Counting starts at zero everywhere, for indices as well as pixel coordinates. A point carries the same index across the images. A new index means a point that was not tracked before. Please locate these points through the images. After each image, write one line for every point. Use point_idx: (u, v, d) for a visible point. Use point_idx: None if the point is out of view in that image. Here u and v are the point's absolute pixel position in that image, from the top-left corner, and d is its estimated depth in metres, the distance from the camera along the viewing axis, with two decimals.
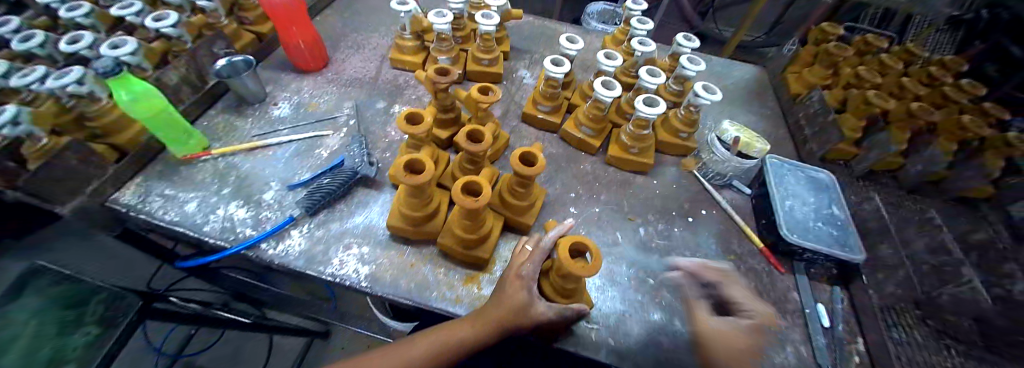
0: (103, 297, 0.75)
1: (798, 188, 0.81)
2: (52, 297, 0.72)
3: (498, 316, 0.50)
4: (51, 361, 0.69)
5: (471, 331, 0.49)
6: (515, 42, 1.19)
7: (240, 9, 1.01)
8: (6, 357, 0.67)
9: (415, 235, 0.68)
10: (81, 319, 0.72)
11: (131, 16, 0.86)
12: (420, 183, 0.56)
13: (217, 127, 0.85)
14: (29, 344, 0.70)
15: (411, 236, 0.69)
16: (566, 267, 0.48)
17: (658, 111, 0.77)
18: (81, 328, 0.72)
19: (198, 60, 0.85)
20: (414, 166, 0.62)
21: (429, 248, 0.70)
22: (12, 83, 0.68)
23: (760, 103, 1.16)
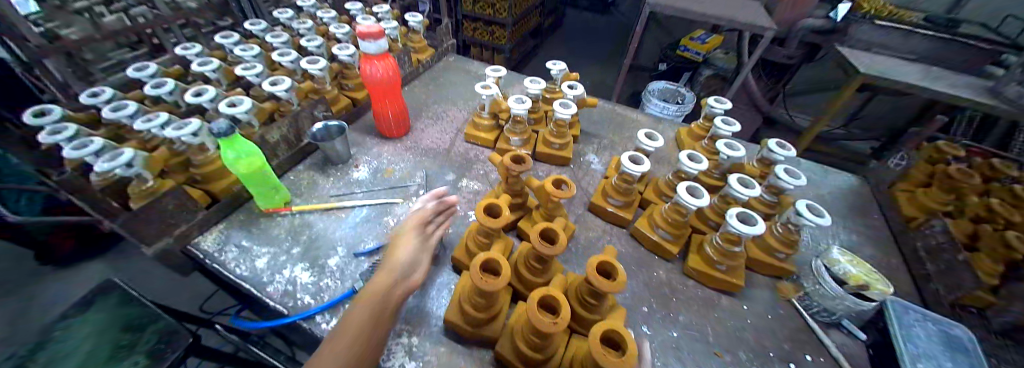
0: (159, 326, 0.73)
1: (933, 347, 0.64)
2: (118, 320, 0.73)
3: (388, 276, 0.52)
4: None
5: (367, 294, 0.49)
6: (584, 126, 1.20)
7: (342, 76, 1.13)
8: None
9: (471, 336, 0.62)
10: (132, 346, 0.70)
11: (252, 76, 0.98)
12: (496, 289, 0.52)
13: (302, 184, 0.91)
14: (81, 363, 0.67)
15: (468, 337, 0.63)
16: (599, 359, 0.48)
17: (757, 231, 0.67)
18: (131, 356, 0.68)
19: (300, 120, 0.93)
20: (489, 265, 0.60)
21: (483, 352, 0.63)
22: (137, 126, 0.78)
23: (860, 221, 1.02)
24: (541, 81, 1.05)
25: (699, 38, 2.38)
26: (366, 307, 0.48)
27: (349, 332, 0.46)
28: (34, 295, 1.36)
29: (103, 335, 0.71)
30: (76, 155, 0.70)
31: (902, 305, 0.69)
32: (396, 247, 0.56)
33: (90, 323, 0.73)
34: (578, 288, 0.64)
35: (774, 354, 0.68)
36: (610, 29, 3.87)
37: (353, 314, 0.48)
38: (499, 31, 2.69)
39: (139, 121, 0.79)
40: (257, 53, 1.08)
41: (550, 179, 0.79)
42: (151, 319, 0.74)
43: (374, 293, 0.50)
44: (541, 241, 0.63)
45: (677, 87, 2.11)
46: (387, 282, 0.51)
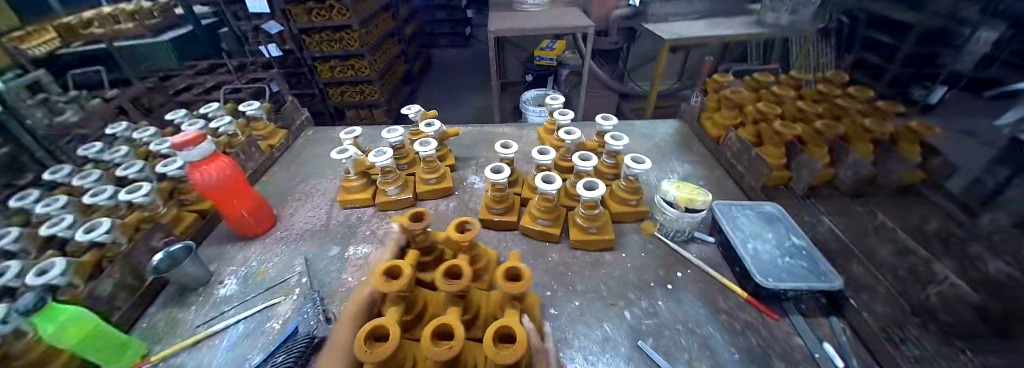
0: None
1: (755, 227, 0.84)
2: None
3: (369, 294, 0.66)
4: None
5: (350, 313, 0.62)
6: (459, 153, 1.27)
7: (179, 192, 1.01)
8: None
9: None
10: None
11: (60, 231, 0.83)
12: (385, 357, 0.51)
13: (157, 328, 0.77)
14: None
15: None
16: (489, 356, 0.49)
17: (599, 193, 0.79)
18: None
19: (134, 257, 0.80)
20: (378, 332, 0.57)
21: None
22: None
23: (691, 151, 1.27)
24: (398, 129, 1.09)
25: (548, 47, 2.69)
26: (351, 321, 0.61)
27: (339, 343, 0.57)
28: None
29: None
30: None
31: (728, 204, 0.89)
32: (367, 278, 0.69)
33: None
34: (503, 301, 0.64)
35: (655, 282, 0.80)
36: (476, 58, 4.21)
37: (339, 330, 0.59)
38: (367, 88, 2.71)
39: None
40: (61, 202, 0.91)
41: (455, 223, 0.78)
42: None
43: (354, 311, 0.62)
44: (445, 278, 0.65)
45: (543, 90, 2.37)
46: (366, 301, 0.65)
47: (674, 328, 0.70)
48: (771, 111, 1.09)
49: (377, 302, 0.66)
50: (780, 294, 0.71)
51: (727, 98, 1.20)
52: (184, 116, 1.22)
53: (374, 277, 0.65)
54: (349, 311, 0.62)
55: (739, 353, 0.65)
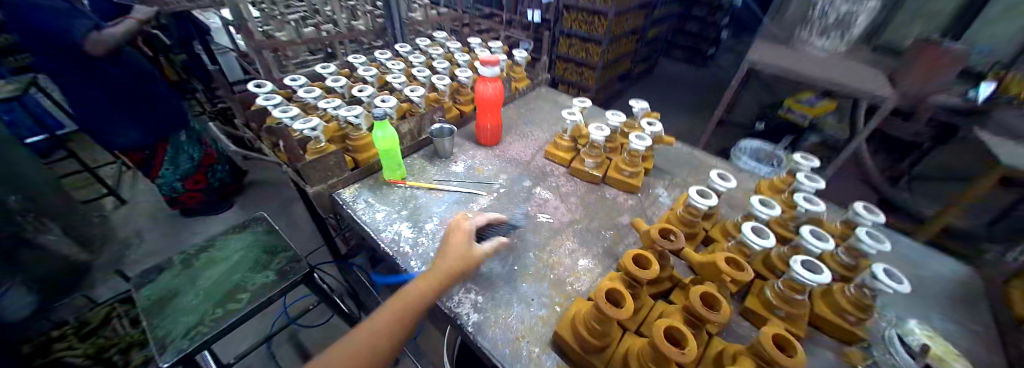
0: (283, 258, 1.23)
1: None
2: (253, 249, 1.26)
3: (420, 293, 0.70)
4: (229, 292, 1.12)
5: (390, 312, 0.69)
6: (659, 163, 1.30)
7: (458, 92, 1.42)
8: (215, 273, 1.17)
9: (579, 359, 0.65)
10: (266, 264, 1.21)
11: (398, 82, 1.30)
12: (623, 317, 0.59)
13: (415, 167, 1.17)
14: (229, 268, 1.20)
15: (573, 354, 0.66)
16: None
17: (823, 280, 0.68)
18: (264, 271, 1.18)
19: (423, 121, 1.21)
20: (613, 295, 0.65)
21: (545, 334, 0.72)
22: (323, 105, 1.10)
23: (967, 313, 0.89)
24: (621, 116, 1.21)
25: (808, 101, 2.30)
26: (390, 319, 0.68)
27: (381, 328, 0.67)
28: (199, 229, 1.92)
29: (248, 251, 1.26)
30: (253, 89, 1.14)
31: None
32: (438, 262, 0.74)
33: (241, 245, 1.27)
34: (736, 349, 0.61)
35: None
36: (699, 83, 3.92)
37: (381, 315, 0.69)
38: (588, 72, 2.95)
39: (302, 91, 1.18)
40: (402, 65, 1.43)
41: (724, 255, 0.77)
42: (281, 249, 1.27)
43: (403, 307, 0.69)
44: (700, 304, 0.64)
45: (771, 147, 2.07)
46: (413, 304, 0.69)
47: None
48: None
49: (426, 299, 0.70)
50: None
51: None
52: (480, 43, 1.68)
53: (625, 257, 0.73)
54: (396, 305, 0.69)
55: None
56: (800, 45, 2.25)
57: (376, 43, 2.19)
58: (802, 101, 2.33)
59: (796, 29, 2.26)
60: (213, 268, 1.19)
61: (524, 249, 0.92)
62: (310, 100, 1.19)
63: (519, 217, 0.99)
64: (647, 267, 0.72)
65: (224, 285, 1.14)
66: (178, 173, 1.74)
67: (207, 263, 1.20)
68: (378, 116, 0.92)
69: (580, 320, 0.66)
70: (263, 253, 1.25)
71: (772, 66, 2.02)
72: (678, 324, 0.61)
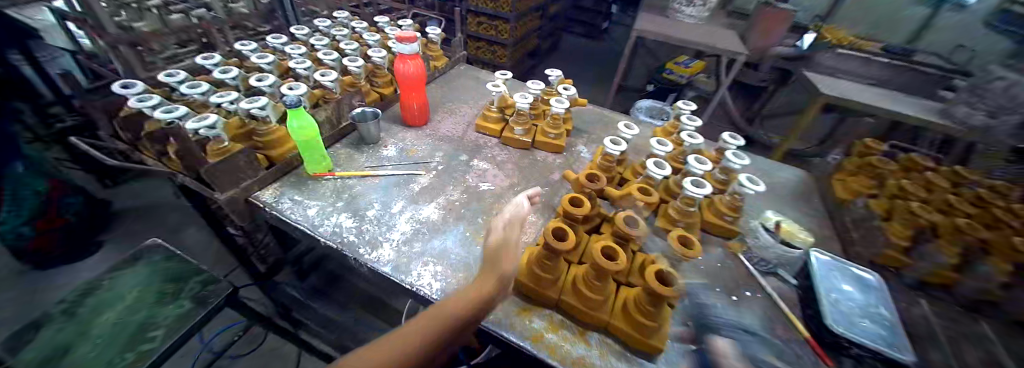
0: (200, 279, 1.01)
1: (844, 286, 0.82)
2: (153, 277, 1.00)
3: (495, 285, 0.63)
4: (140, 327, 0.89)
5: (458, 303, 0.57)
6: (577, 124, 1.43)
7: (375, 75, 1.36)
8: (113, 313, 0.91)
9: (535, 293, 0.75)
10: (179, 292, 0.97)
11: (303, 69, 1.19)
12: (567, 248, 0.69)
13: (341, 157, 1.11)
14: (128, 307, 0.93)
15: (531, 293, 0.76)
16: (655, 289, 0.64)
17: (706, 191, 0.87)
18: (177, 301, 0.95)
19: (341, 107, 1.15)
20: (556, 233, 0.76)
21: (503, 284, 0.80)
22: (214, 100, 1.01)
23: (806, 203, 1.19)
24: (541, 84, 1.29)
25: (683, 64, 2.74)
26: (461, 310, 0.56)
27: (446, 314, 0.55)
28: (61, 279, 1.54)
29: (150, 287, 0.98)
30: (119, 91, 0.98)
31: (829, 259, 0.88)
32: (501, 260, 0.67)
33: (134, 279, 0.99)
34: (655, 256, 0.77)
35: (720, 290, 0.86)
36: (602, 55, 4.28)
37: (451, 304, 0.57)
38: (500, 50, 3.01)
39: (185, 88, 1.05)
40: (303, 51, 1.33)
41: (637, 186, 0.92)
42: (191, 274, 1.02)
43: (476, 299, 0.59)
44: (625, 225, 0.77)
45: (661, 105, 2.40)
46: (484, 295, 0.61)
47: None
48: (917, 193, 0.97)
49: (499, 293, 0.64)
50: (843, 347, 0.72)
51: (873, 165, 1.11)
52: (387, 23, 1.62)
53: (562, 202, 0.84)
54: (467, 295, 0.59)
55: None
56: (673, 14, 2.61)
57: (262, 33, 1.94)
58: (678, 65, 2.76)
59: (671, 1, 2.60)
60: (104, 312, 0.91)
61: (473, 216, 0.96)
62: (197, 97, 1.06)
63: (462, 190, 1.04)
64: (581, 207, 0.83)
65: (127, 327, 0.88)
66: (25, 211, 1.36)
67: (94, 310, 0.91)
68: (290, 103, 0.87)
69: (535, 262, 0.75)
70: (167, 282, 0.99)
71: (653, 33, 2.29)
72: (610, 244, 0.73)
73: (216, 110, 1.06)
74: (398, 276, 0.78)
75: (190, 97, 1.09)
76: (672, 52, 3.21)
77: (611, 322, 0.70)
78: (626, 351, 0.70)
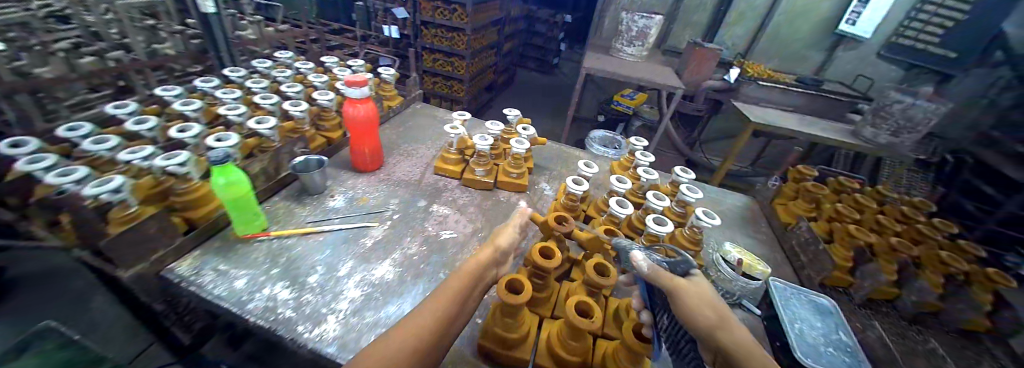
0: None
1: (804, 313, 0.85)
2: None
3: (490, 256, 0.61)
4: None
5: (458, 278, 0.55)
6: (538, 161, 1.43)
7: (320, 118, 1.27)
8: None
9: (506, 360, 0.68)
10: None
11: (235, 116, 1.09)
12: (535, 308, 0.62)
13: (277, 212, 0.98)
14: None
15: (499, 359, 0.68)
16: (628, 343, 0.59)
17: (668, 229, 0.88)
18: None
19: (280, 156, 1.03)
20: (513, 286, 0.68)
21: (465, 351, 0.71)
22: (122, 157, 0.88)
23: (754, 227, 1.26)
24: (500, 124, 1.28)
25: (629, 96, 2.92)
26: (462, 287, 0.53)
27: (451, 291, 0.52)
28: None
29: None
30: (5, 152, 0.83)
31: (784, 285, 0.92)
32: (498, 236, 0.66)
33: None
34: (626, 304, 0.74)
35: None
36: (555, 88, 4.50)
37: (451, 284, 0.53)
38: (457, 85, 3.04)
39: (88, 144, 0.92)
40: (237, 95, 1.22)
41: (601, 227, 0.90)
42: None
43: (474, 271, 0.57)
44: (593, 273, 0.73)
45: (613, 134, 2.53)
46: (481, 267, 0.59)
47: None
48: (851, 215, 1.13)
49: (496, 264, 0.63)
50: None
51: (809, 190, 1.22)
52: (335, 63, 1.54)
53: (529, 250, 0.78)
54: (465, 269, 0.57)
55: None
56: (616, 52, 2.83)
57: (189, 74, 1.77)
58: (625, 97, 2.94)
59: (614, 41, 2.83)
60: None
61: (434, 271, 0.88)
62: (102, 153, 0.93)
63: (419, 243, 0.95)
64: (548, 256, 0.77)
65: None
66: None
67: None
68: (215, 159, 0.75)
69: (500, 320, 0.68)
70: None
71: (601, 71, 2.44)
72: (581, 298, 0.69)
73: (123, 168, 0.91)
74: (344, 356, 0.66)
75: (93, 154, 0.94)
76: (619, 86, 3.45)
77: None
78: None
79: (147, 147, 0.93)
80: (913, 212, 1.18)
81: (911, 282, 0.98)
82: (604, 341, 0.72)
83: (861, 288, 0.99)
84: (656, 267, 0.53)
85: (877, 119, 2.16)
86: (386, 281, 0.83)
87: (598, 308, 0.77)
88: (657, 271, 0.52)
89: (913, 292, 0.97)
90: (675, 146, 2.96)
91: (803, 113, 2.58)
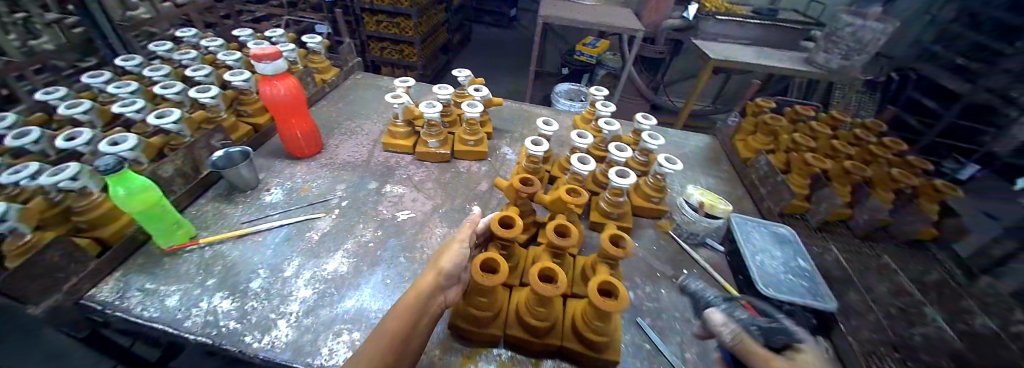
0: None
1: (764, 244, 0.89)
2: None
3: (434, 282, 0.55)
4: None
5: (397, 317, 0.50)
6: (497, 124, 1.35)
7: (240, 102, 1.11)
8: None
9: (478, 336, 0.65)
10: None
11: (132, 113, 0.93)
12: (500, 283, 0.59)
13: (206, 216, 0.87)
14: None
15: (469, 335, 0.66)
16: (597, 304, 0.57)
17: (631, 181, 0.85)
18: None
19: (196, 152, 0.89)
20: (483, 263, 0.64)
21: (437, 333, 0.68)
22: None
23: (716, 167, 1.27)
24: (449, 88, 1.17)
25: (591, 44, 2.82)
26: (405, 319, 0.50)
27: (385, 335, 0.47)
28: None
29: None
30: None
31: (745, 220, 0.94)
32: (443, 255, 0.59)
33: None
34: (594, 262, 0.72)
35: (661, 273, 0.86)
36: (514, 42, 4.27)
37: (385, 324, 0.49)
38: (407, 48, 2.80)
39: None
40: (133, 88, 1.03)
41: (562, 187, 0.85)
42: None
43: (414, 303, 0.52)
44: (556, 236, 0.70)
45: (578, 87, 2.44)
46: (424, 295, 0.53)
47: (671, 315, 0.77)
48: (807, 144, 1.16)
49: (442, 290, 0.57)
50: (775, 306, 0.77)
51: (767, 123, 1.23)
52: (249, 37, 1.34)
53: (489, 222, 0.72)
54: (403, 304, 0.51)
55: None
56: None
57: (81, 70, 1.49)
58: (586, 45, 2.83)
59: None
60: None
61: (393, 256, 0.82)
62: None
63: (371, 229, 0.88)
64: (511, 226, 0.72)
65: None
66: None
67: None
68: (106, 169, 0.62)
69: (466, 301, 0.65)
70: None
71: (558, 19, 2.28)
72: (547, 263, 0.66)
73: (10, 192, 0.76)
74: (302, 359, 0.61)
75: None
76: (579, 33, 3.29)
77: (563, 344, 0.64)
78: None
79: (28, 163, 0.78)
80: (863, 134, 1.26)
81: (864, 202, 1.06)
82: (574, 301, 0.71)
83: (817, 212, 1.05)
84: (746, 340, 0.55)
85: (828, 44, 2.19)
86: (341, 275, 0.77)
87: (566, 269, 0.75)
88: (746, 344, 0.54)
89: (866, 211, 1.05)
90: (638, 91, 2.94)
91: (760, 45, 2.59)
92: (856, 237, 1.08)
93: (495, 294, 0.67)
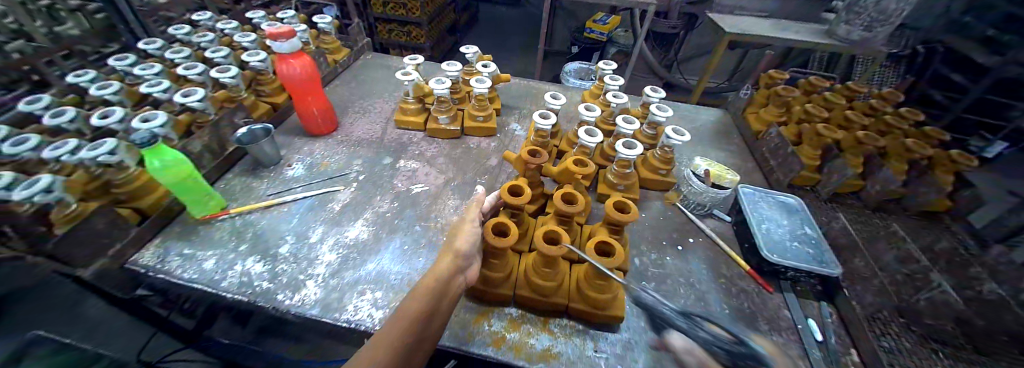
0: None
1: (770, 213, 0.90)
2: None
3: (451, 265, 0.57)
4: None
5: (417, 299, 0.51)
6: (505, 101, 1.36)
7: (257, 83, 1.15)
8: None
9: (490, 295, 0.70)
10: None
11: (159, 93, 0.97)
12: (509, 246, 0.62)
13: (234, 189, 0.92)
14: None
15: (482, 295, 0.70)
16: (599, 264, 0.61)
17: (637, 152, 0.87)
18: None
19: (220, 130, 0.94)
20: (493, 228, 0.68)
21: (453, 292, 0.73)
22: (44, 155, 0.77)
23: (727, 141, 1.27)
24: (457, 64, 1.18)
25: (602, 20, 2.75)
26: (426, 299, 0.51)
27: (407, 316, 0.49)
28: None
29: None
30: None
31: (753, 191, 0.95)
32: (455, 239, 0.61)
33: None
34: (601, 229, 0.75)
35: (666, 242, 0.89)
36: (523, 21, 4.19)
37: (406, 305, 0.51)
38: (415, 30, 2.79)
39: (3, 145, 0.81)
40: (157, 69, 1.08)
41: (570, 158, 0.87)
42: None
43: (434, 283, 0.53)
44: (564, 203, 0.73)
45: (588, 65, 2.41)
46: (443, 278, 0.55)
47: (675, 280, 0.80)
48: (820, 114, 1.14)
49: (461, 271, 0.59)
50: (779, 272, 0.79)
51: (779, 95, 1.21)
52: (262, 18, 1.37)
53: (501, 191, 0.75)
54: (423, 287, 0.53)
55: (729, 310, 0.74)
56: None
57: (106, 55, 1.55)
58: (596, 22, 2.76)
59: None
60: None
61: (409, 225, 0.86)
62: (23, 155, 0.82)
63: (388, 199, 0.93)
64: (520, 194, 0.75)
65: None
66: None
67: None
68: (141, 142, 0.68)
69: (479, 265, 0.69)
70: None
71: None
72: (554, 227, 0.69)
73: (54, 166, 0.82)
74: (332, 314, 0.66)
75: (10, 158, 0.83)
76: (589, 9, 3.20)
77: (570, 304, 0.68)
78: (588, 327, 0.69)
79: (69, 140, 0.83)
80: (879, 105, 1.23)
81: (876, 172, 1.05)
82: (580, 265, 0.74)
83: (827, 184, 1.05)
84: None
85: None
86: (362, 241, 0.82)
87: (573, 235, 0.79)
88: None
89: (878, 181, 1.04)
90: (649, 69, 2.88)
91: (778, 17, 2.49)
92: (866, 208, 1.07)
93: (506, 259, 0.70)
